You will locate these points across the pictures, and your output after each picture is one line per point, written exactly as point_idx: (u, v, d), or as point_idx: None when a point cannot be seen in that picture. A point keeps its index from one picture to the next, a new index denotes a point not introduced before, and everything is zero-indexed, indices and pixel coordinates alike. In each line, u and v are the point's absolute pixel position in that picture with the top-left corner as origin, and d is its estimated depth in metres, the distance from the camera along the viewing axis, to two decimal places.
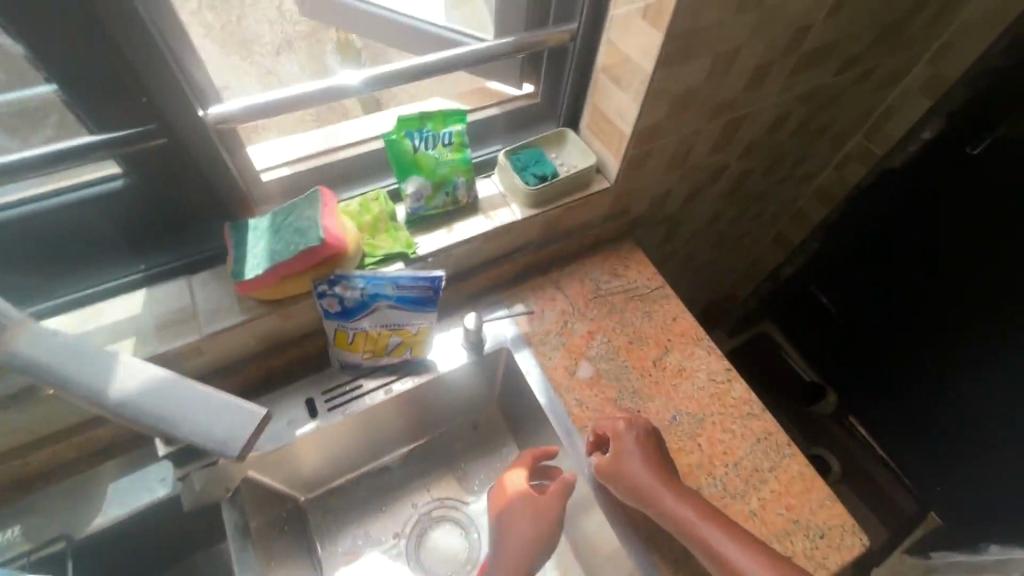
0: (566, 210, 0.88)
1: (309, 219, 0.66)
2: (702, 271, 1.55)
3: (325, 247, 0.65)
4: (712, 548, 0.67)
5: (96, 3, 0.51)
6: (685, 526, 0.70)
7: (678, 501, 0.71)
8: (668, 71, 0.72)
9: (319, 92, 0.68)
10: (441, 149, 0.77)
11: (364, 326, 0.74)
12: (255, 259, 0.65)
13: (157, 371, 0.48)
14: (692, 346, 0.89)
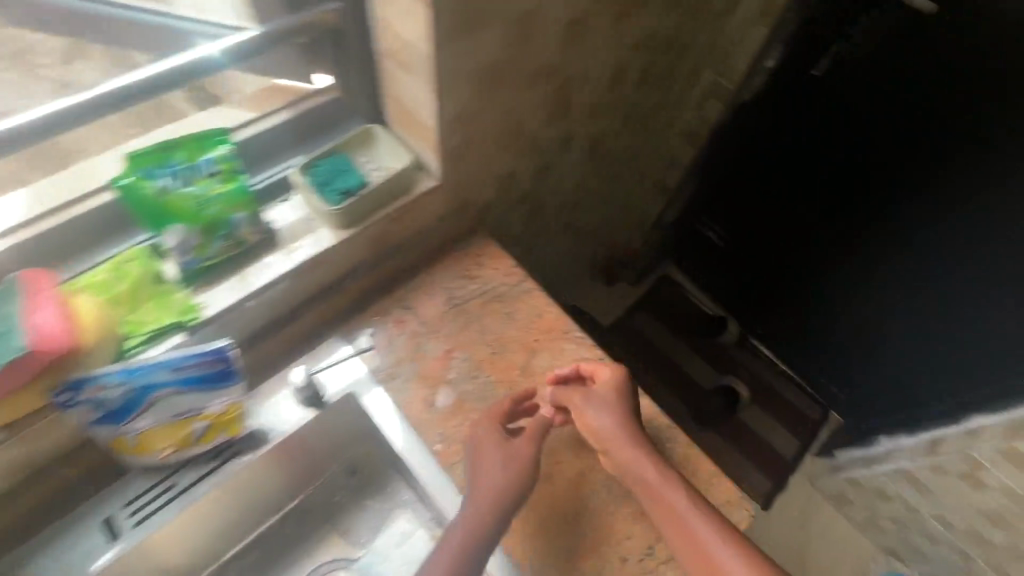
0: (390, 221, 0.76)
1: (6, 321, 0.52)
2: (588, 234, 1.49)
3: (40, 355, 0.52)
4: (685, 523, 0.65)
5: None
6: (658, 496, 0.67)
7: (657, 468, 0.69)
8: (452, 49, 0.60)
9: (178, 69, 0.62)
10: (204, 183, 0.62)
11: (146, 423, 0.60)
12: None
13: None
14: (561, 341, 0.82)
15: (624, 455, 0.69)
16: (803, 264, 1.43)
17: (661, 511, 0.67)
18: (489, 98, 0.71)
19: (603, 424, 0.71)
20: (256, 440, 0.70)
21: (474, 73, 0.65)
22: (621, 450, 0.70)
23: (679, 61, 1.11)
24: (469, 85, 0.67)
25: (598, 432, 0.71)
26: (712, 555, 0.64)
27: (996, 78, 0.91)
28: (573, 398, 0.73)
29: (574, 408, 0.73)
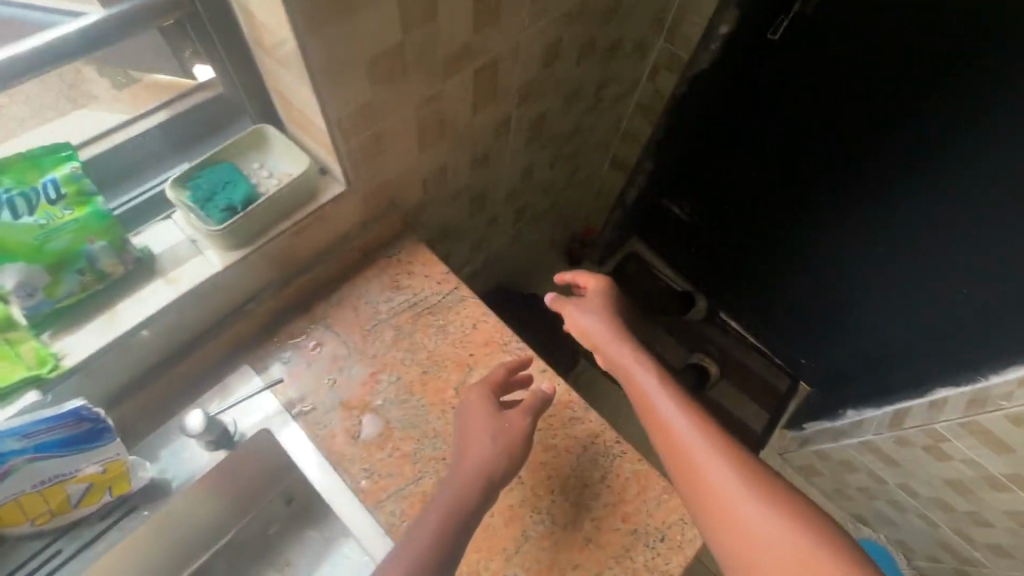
0: (292, 233, 0.66)
1: None
2: (546, 219, 1.40)
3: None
4: (657, 408, 0.66)
5: None
6: (635, 383, 0.70)
7: (635, 358, 0.72)
8: (328, 36, 0.51)
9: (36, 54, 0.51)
10: (47, 211, 0.52)
11: (5, 495, 0.52)
12: None
13: None
14: (500, 354, 0.75)
15: (607, 346, 0.75)
16: (785, 249, 1.36)
17: (637, 394, 0.69)
18: (393, 90, 0.61)
19: (591, 322, 0.78)
20: (156, 493, 0.62)
21: (364, 62, 0.55)
22: (604, 340, 0.76)
23: (624, 32, 1.02)
24: (361, 76, 0.56)
25: (586, 328, 0.78)
26: (681, 437, 0.62)
27: (1004, 83, 0.82)
28: (567, 301, 0.82)
29: (566, 309, 0.81)
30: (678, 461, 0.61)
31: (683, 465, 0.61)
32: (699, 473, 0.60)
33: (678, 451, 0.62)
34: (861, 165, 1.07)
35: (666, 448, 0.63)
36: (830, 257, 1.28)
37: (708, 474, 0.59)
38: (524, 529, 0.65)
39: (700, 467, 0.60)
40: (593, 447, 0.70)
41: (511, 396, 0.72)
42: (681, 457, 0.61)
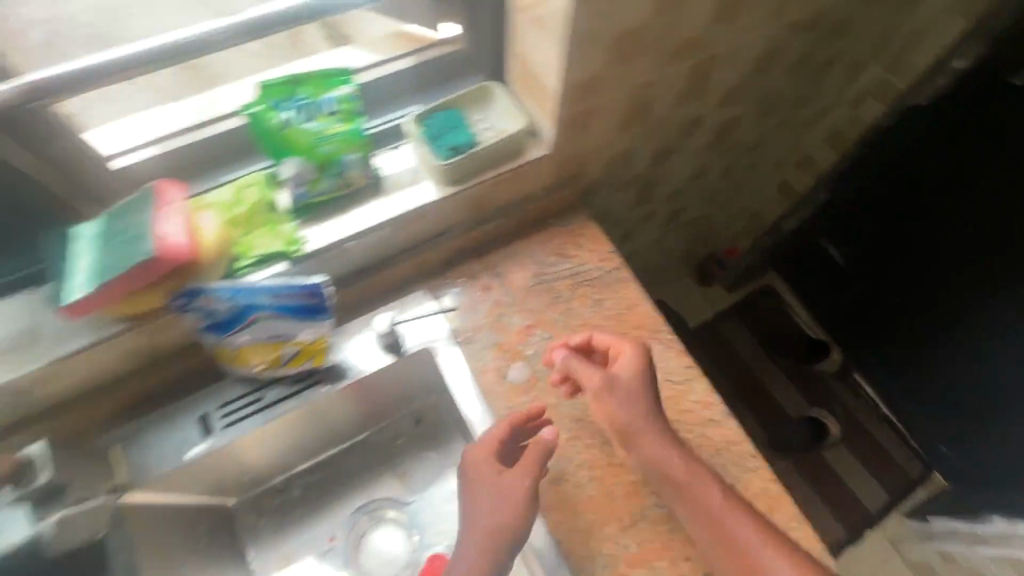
0: (494, 183, 0.73)
1: (141, 224, 0.54)
2: (695, 228, 1.37)
3: (162, 262, 0.54)
4: (719, 520, 0.63)
5: None
6: (683, 488, 0.64)
7: (673, 451, 0.66)
8: (593, 8, 0.54)
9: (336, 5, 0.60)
10: (324, 120, 0.63)
11: (246, 338, 0.64)
12: (83, 275, 0.53)
13: None
14: (648, 341, 0.77)
15: (643, 441, 0.66)
16: (919, 329, 1.26)
17: (693, 508, 0.64)
18: (624, 69, 0.65)
19: (626, 406, 0.68)
20: (335, 375, 0.72)
21: (612, 40, 0.59)
22: (644, 434, 0.66)
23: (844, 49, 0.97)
24: (604, 52, 0.60)
25: (623, 414, 0.67)
26: (747, 546, 0.62)
27: None
28: (590, 372, 0.70)
29: (590, 382, 0.70)
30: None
31: None
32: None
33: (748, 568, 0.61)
34: (986, 200, 1.03)
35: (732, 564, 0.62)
36: (980, 347, 1.15)
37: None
38: (642, 507, 0.67)
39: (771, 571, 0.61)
40: (726, 455, 0.70)
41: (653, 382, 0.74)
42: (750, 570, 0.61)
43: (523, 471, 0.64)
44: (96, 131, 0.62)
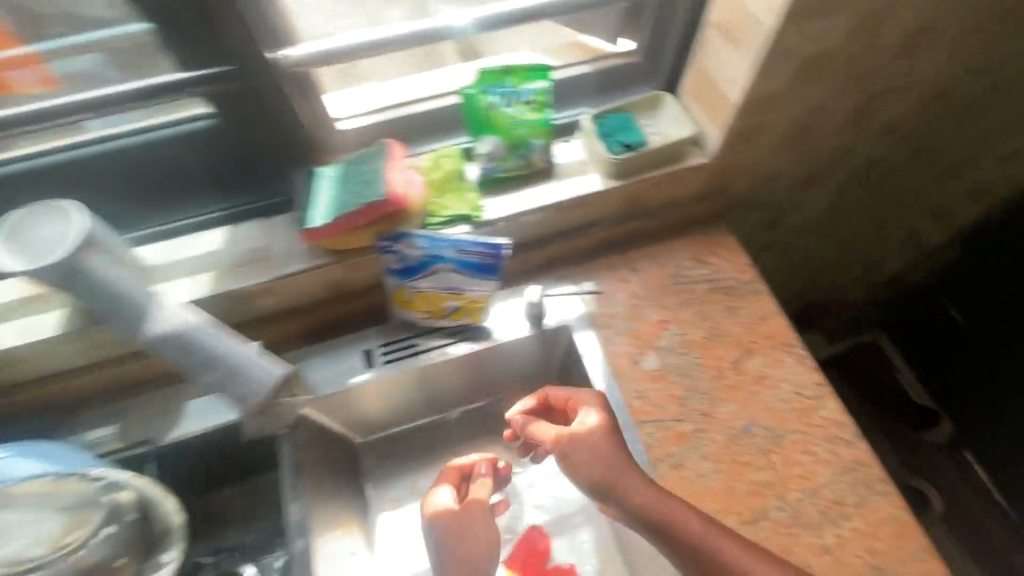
0: (652, 183, 0.79)
1: (375, 172, 0.65)
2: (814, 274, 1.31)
3: (386, 206, 0.64)
4: (706, 554, 0.59)
5: None
6: (665, 530, 0.60)
7: (643, 484, 0.63)
8: (796, 27, 0.59)
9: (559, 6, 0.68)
10: (520, 107, 0.71)
11: (425, 286, 0.72)
12: (323, 208, 0.65)
13: (188, 318, 0.65)
14: (780, 353, 0.78)
15: (616, 486, 0.63)
16: None
17: (681, 552, 0.60)
18: (801, 88, 0.69)
19: (595, 449, 0.65)
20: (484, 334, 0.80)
21: (799, 60, 0.64)
22: (618, 482, 0.63)
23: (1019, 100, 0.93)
24: (789, 70, 0.65)
25: (592, 461, 0.65)
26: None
27: None
28: (551, 429, 0.69)
29: (552, 437, 0.69)
30: None
31: None
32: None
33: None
34: None
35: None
36: None
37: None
38: (764, 509, 0.68)
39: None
40: (855, 474, 0.70)
41: (783, 392, 0.75)
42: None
43: (476, 503, 0.69)
44: (331, 97, 0.73)
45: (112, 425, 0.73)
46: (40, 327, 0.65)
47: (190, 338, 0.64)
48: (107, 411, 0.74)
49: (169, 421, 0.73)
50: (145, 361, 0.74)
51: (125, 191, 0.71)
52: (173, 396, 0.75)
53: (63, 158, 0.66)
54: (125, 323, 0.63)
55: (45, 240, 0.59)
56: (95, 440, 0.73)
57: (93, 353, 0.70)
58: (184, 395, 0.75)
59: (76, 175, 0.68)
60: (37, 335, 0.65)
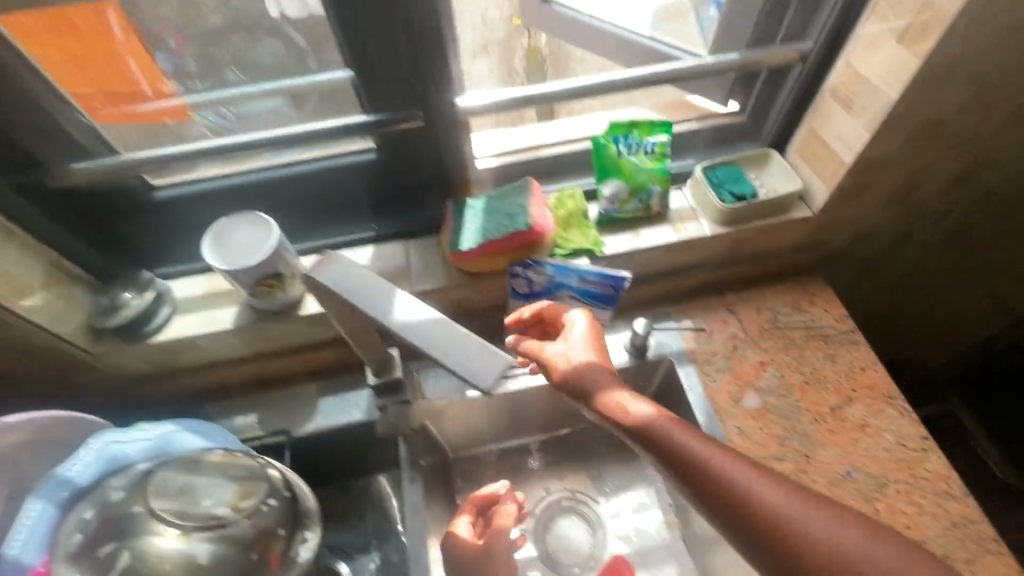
0: (757, 232, 0.84)
1: (520, 207, 0.73)
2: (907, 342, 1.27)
3: (528, 235, 0.72)
4: (783, 520, 0.50)
5: (416, 18, 0.60)
6: (731, 495, 0.52)
7: (710, 444, 0.55)
8: (916, 99, 0.65)
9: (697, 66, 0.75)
10: (643, 157, 0.79)
11: None
12: (471, 233, 0.74)
13: (427, 308, 0.44)
14: (881, 403, 0.80)
15: (673, 450, 0.54)
16: None
17: (732, 510, 0.51)
18: (912, 152, 0.74)
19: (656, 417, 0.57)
20: None
21: (915, 127, 0.70)
22: (681, 446, 0.55)
23: None
24: (904, 135, 0.70)
25: (652, 429, 0.56)
26: (833, 543, 0.49)
27: None
28: (597, 378, 0.59)
29: (581, 379, 0.59)
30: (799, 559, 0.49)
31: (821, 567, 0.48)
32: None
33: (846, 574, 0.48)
34: None
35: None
36: None
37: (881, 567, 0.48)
38: None
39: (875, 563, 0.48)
40: (965, 530, 0.70)
41: (885, 442, 0.77)
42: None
43: (496, 536, 0.74)
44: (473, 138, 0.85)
45: (255, 414, 0.82)
46: (218, 320, 0.75)
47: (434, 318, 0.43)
48: (251, 400, 0.84)
49: (305, 415, 0.82)
50: (293, 359, 0.84)
51: (295, 210, 0.81)
52: (310, 392, 0.84)
53: (246, 181, 0.76)
54: (369, 307, 0.44)
55: (252, 243, 0.69)
56: (241, 426, 0.82)
57: (252, 347, 0.80)
58: (318, 393, 0.84)
59: (257, 194, 0.78)
60: (215, 327, 0.75)
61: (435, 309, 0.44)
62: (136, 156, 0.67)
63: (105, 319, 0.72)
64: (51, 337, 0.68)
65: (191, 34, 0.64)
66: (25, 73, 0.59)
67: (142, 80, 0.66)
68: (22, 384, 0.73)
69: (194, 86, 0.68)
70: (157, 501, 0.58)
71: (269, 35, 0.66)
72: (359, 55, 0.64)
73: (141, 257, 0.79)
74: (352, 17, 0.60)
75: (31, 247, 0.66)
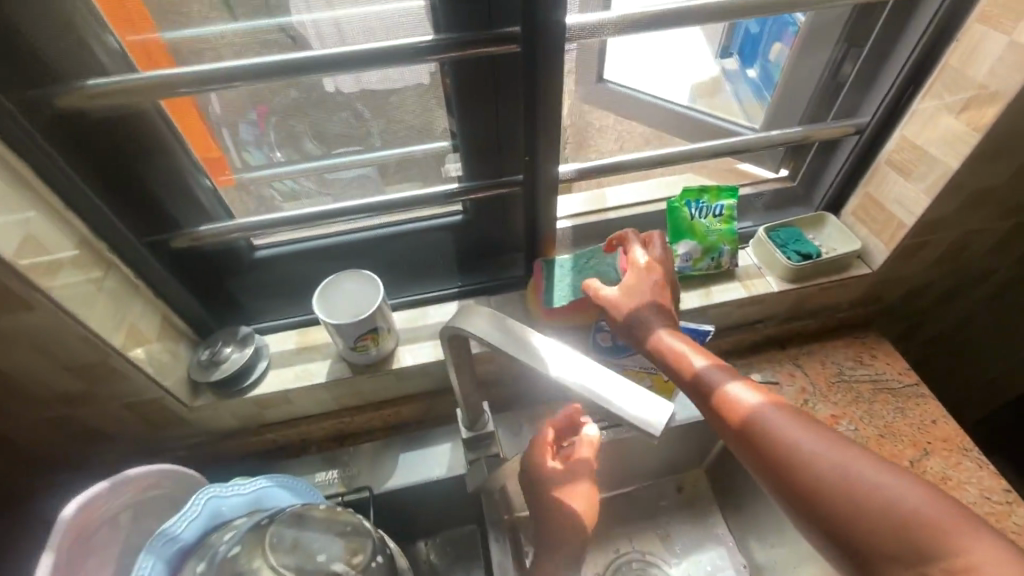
0: (820, 289, 0.89)
1: (609, 265, 0.79)
2: (955, 400, 1.28)
3: None
4: (854, 489, 0.51)
5: (537, 105, 0.66)
6: (808, 469, 0.54)
7: (791, 418, 0.57)
8: (975, 168, 0.72)
9: (768, 139, 0.82)
10: (712, 219, 0.85)
11: (628, 365, 0.82)
12: (563, 290, 0.80)
13: (580, 357, 0.49)
14: (958, 456, 0.81)
15: (768, 428, 0.57)
16: None
17: (822, 482, 0.53)
18: (966, 214, 0.80)
19: (746, 397, 0.60)
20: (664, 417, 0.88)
21: (971, 192, 0.76)
22: (762, 420, 0.57)
23: None
24: (962, 199, 0.76)
25: (750, 411, 0.58)
26: (912, 520, 0.48)
27: None
28: (682, 353, 0.64)
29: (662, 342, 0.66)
30: (886, 533, 0.49)
31: (909, 540, 0.48)
32: (950, 560, 0.46)
33: (908, 547, 0.48)
34: None
35: (890, 554, 0.48)
36: None
37: (951, 545, 0.46)
38: None
39: (946, 542, 0.47)
40: None
41: (968, 495, 0.77)
42: (922, 558, 0.47)
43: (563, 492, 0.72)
44: None
45: (336, 470, 0.82)
46: (313, 373, 0.77)
47: (590, 367, 0.48)
48: (331, 454, 0.84)
49: (386, 471, 0.81)
50: (376, 412, 0.85)
51: (385, 269, 0.85)
52: (390, 447, 0.84)
53: (338, 240, 0.80)
54: (524, 358, 0.50)
55: (358, 296, 0.74)
56: (321, 482, 0.81)
57: (339, 400, 0.81)
58: (398, 448, 0.84)
59: (349, 255, 0.81)
60: (308, 381, 0.77)
61: (589, 360, 0.49)
62: (251, 221, 0.71)
63: (206, 373, 0.73)
64: (158, 389, 0.69)
65: (278, 105, 0.68)
66: (173, 145, 0.64)
67: (227, 146, 0.70)
68: (118, 437, 0.74)
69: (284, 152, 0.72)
70: (273, 557, 0.57)
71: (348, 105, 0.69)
72: (467, 124, 0.70)
73: (238, 312, 0.82)
74: (469, 92, 0.66)
75: (149, 302, 0.69)
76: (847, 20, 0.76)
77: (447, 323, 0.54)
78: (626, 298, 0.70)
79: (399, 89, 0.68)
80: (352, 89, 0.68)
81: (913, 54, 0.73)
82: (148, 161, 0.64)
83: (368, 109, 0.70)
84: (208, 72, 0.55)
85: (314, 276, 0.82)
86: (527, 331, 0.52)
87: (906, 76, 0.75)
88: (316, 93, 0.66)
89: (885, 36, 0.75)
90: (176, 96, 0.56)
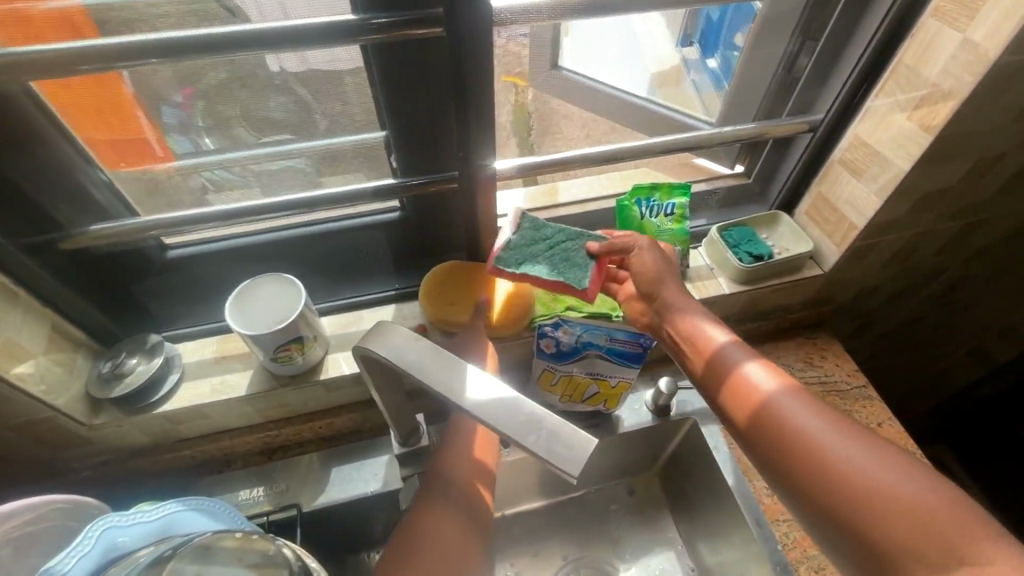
0: (772, 290, 0.86)
1: (586, 259, 0.68)
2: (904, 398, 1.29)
3: (576, 292, 0.66)
4: (881, 490, 0.47)
5: (470, 103, 0.60)
6: (830, 465, 0.50)
7: (812, 407, 0.54)
8: (927, 170, 0.70)
9: (721, 135, 0.78)
10: (663, 219, 0.81)
11: (574, 371, 0.79)
12: (533, 259, 0.67)
13: (501, 383, 0.44)
14: None
15: (788, 416, 0.54)
16: None
17: (843, 476, 0.49)
18: (918, 215, 0.78)
19: (766, 385, 0.57)
20: (613, 423, 0.86)
21: (923, 195, 0.74)
22: (783, 406, 0.55)
23: None
24: (914, 201, 0.75)
25: (769, 395, 0.56)
26: (941, 527, 0.45)
27: None
28: (708, 335, 0.63)
29: (688, 326, 0.65)
30: (913, 536, 0.45)
31: (934, 546, 0.44)
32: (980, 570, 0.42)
33: (926, 545, 0.45)
34: None
35: (908, 554, 0.45)
36: None
37: (977, 552, 0.43)
38: None
39: (970, 548, 0.43)
40: None
41: None
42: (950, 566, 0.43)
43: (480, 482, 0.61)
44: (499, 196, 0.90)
45: (262, 487, 0.76)
46: (233, 386, 0.71)
47: (507, 397, 0.43)
48: (258, 469, 0.78)
49: (316, 486, 0.76)
50: (310, 421, 0.80)
51: (317, 268, 0.79)
52: (321, 460, 0.79)
53: (261, 240, 0.73)
54: (440, 383, 0.45)
55: (274, 302, 0.67)
56: (245, 500, 0.75)
57: (265, 412, 0.76)
58: (330, 461, 0.79)
59: (274, 254, 0.75)
60: (227, 395, 0.71)
61: (506, 385, 0.44)
62: (152, 220, 0.63)
63: (105, 388, 0.66)
64: (48, 410, 0.62)
65: (198, 88, 0.58)
66: (53, 136, 0.57)
67: (148, 127, 0.60)
68: (9, 460, 0.67)
69: (205, 144, 0.63)
70: None
71: (274, 90, 0.60)
72: (400, 114, 0.64)
73: (151, 319, 0.75)
74: (396, 76, 0.60)
75: (31, 309, 0.61)
76: (803, 11, 0.72)
77: (356, 344, 0.49)
78: (657, 267, 0.69)
79: (346, 70, 0.60)
80: (297, 68, 0.59)
81: (868, 51, 0.70)
82: (20, 152, 0.55)
83: (311, 93, 0.61)
84: (84, 51, 0.48)
85: (237, 279, 0.76)
86: (449, 353, 0.47)
87: (861, 73, 0.72)
88: (226, 78, 0.58)
89: (841, 30, 0.72)
90: (74, 74, 0.49)
